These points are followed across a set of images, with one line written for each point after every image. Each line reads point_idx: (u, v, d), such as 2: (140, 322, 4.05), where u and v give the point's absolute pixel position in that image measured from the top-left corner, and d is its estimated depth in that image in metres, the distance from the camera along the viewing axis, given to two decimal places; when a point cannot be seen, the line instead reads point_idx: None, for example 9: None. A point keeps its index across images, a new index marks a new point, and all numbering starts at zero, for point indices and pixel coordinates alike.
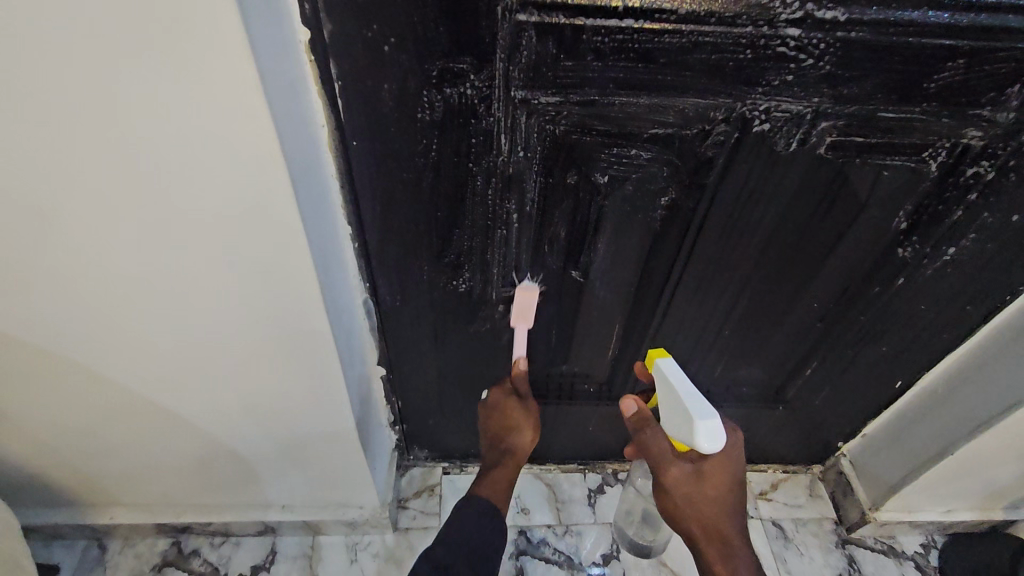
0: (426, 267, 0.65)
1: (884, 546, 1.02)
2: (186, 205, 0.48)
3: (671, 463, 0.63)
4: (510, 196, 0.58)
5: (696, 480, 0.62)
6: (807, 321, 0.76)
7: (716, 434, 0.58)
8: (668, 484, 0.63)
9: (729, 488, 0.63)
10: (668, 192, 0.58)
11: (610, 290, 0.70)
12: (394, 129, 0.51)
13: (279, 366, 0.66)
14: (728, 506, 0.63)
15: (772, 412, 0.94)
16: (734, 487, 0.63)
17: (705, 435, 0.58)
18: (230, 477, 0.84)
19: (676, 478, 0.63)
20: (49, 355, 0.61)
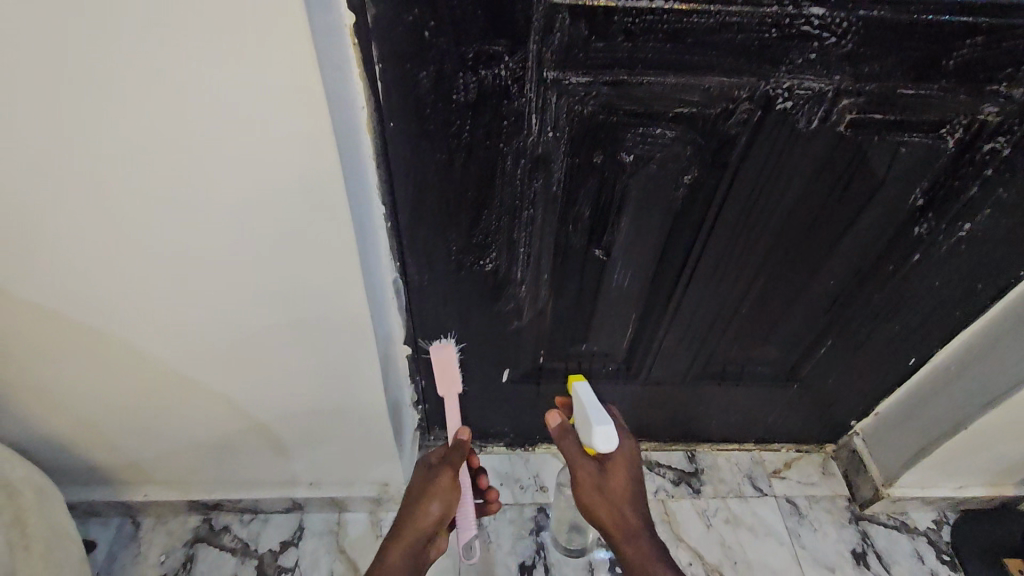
0: (455, 247, 0.67)
1: (896, 521, 1.04)
2: (234, 183, 0.50)
3: (581, 464, 0.67)
4: (538, 176, 0.60)
5: (604, 477, 0.67)
6: (823, 299, 0.78)
7: (613, 437, 0.64)
8: (579, 483, 0.67)
9: (631, 484, 0.68)
10: (690, 171, 0.60)
11: (631, 269, 0.72)
12: (430, 110, 0.53)
13: (313, 342, 0.68)
14: (633, 500, 0.68)
15: (786, 391, 0.96)
16: (634, 483, 0.69)
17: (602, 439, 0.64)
18: (261, 454, 0.87)
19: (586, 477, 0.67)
20: (96, 331, 0.64)
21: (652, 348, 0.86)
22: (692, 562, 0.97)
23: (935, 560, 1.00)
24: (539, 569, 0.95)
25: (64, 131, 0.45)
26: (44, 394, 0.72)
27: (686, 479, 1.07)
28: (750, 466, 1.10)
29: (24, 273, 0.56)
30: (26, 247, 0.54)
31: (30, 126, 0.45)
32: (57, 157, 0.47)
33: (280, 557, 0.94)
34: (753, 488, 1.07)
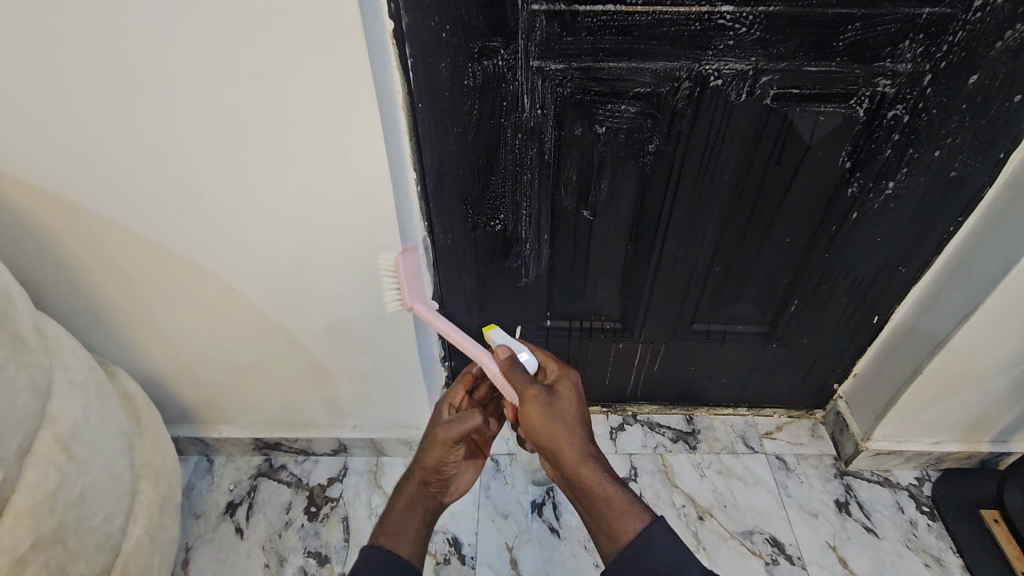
0: (470, 209, 0.85)
1: (879, 478, 1.13)
2: (305, 147, 0.69)
3: (528, 394, 0.72)
4: (532, 146, 0.77)
5: (550, 405, 0.72)
6: (783, 257, 0.91)
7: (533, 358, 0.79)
8: (528, 410, 0.72)
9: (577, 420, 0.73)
10: (653, 140, 0.76)
11: (615, 228, 0.88)
12: (447, 93, 0.71)
13: (358, 286, 0.86)
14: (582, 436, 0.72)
15: (767, 350, 1.08)
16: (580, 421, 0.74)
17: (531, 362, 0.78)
18: (315, 394, 1.05)
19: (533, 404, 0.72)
20: (199, 273, 0.84)
21: (640, 307, 1.00)
22: (685, 504, 1.09)
23: (914, 511, 1.08)
24: (547, 505, 1.09)
25: (193, 110, 0.65)
26: (155, 330, 0.93)
27: (683, 437, 1.20)
28: (744, 428, 1.21)
29: (154, 222, 0.77)
30: (159, 201, 0.75)
31: (172, 106, 0.65)
32: (186, 129, 0.67)
33: (327, 490, 1.11)
34: (745, 446, 1.18)
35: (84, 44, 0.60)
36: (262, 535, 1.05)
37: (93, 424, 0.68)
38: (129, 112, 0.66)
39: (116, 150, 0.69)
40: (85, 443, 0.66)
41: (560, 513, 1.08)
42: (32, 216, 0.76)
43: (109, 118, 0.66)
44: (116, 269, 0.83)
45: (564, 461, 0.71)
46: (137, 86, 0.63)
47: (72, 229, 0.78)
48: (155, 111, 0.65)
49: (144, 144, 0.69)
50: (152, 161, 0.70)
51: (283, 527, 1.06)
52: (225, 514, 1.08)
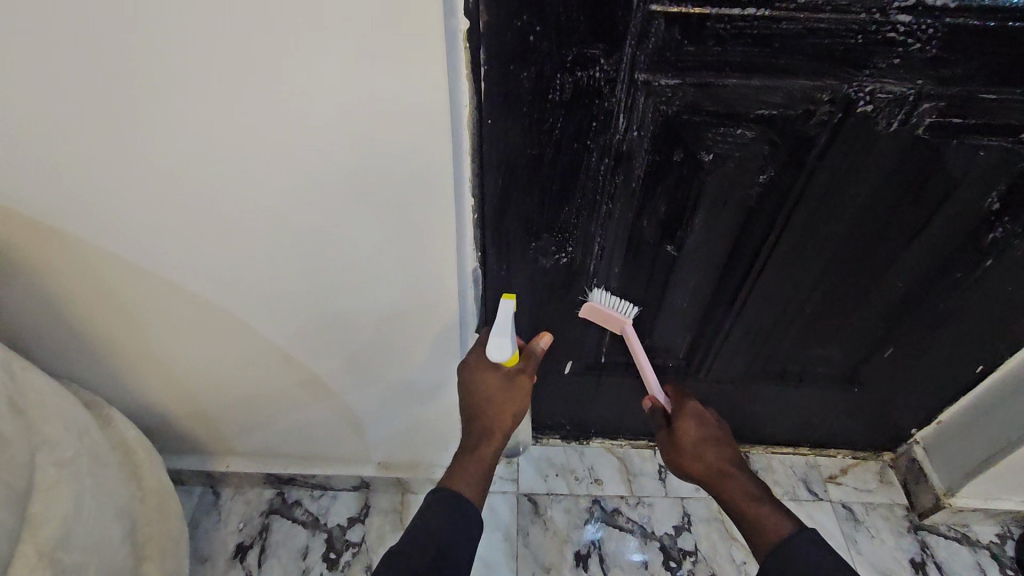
0: (533, 241, 0.71)
1: (957, 533, 1.03)
2: (353, 170, 0.56)
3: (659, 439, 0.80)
4: (619, 173, 0.64)
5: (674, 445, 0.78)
6: (889, 301, 0.79)
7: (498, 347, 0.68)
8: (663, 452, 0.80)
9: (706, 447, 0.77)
10: (766, 171, 0.63)
11: (699, 265, 0.75)
12: (526, 109, 0.57)
13: (399, 321, 0.74)
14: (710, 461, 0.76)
15: (845, 394, 0.97)
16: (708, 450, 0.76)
17: (495, 348, 0.68)
18: (337, 430, 0.93)
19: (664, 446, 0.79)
20: (212, 306, 0.72)
21: (713, 346, 0.88)
22: (746, 560, 0.98)
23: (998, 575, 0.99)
24: (593, 558, 0.98)
25: (216, 126, 0.52)
26: (159, 363, 0.81)
27: None
28: (805, 470, 1.10)
29: (159, 249, 0.64)
30: (163, 225, 0.61)
31: (189, 117, 0.52)
32: (207, 148, 0.54)
33: (347, 532, 1.00)
34: (807, 492, 1.07)
35: (78, 44, 0.47)
36: None
37: (85, 514, 0.59)
38: (133, 126, 0.52)
39: (114, 171, 0.56)
40: (73, 540, 0.57)
41: (607, 568, 0.98)
42: (8, 245, 0.63)
43: (106, 134, 0.53)
44: (112, 300, 0.70)
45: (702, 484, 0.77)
46: (144, 95, 0.50)
47: (57, 259, 0.65)
48: (168, 126, 0.52)
49: (151, 165, 0.55)
50: (160, 185, 0.57)
51: None
52: (235, 559, 0.97)
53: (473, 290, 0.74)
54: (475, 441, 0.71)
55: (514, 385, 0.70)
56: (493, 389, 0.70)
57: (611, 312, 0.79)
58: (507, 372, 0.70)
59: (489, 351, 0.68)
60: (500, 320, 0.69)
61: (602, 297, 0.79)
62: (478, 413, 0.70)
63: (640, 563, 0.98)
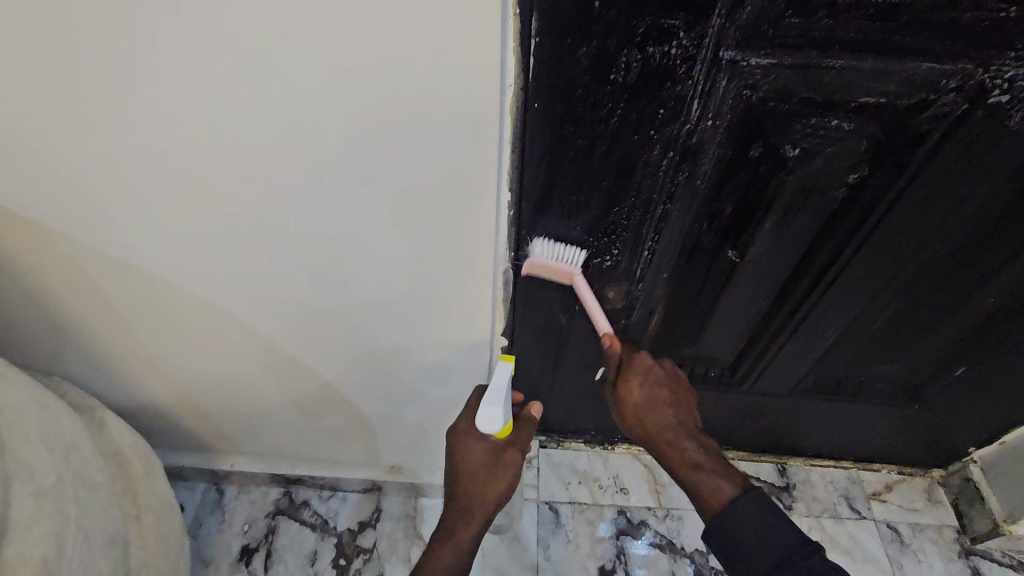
0: (574, 244, 0.62)
1: (1011, 560, 0.95)
2: (373, 159, 0.47)
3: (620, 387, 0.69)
4: (683, 168, 0.54)
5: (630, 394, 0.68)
6: (975, 318, 0.69)
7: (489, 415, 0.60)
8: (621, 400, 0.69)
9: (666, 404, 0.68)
10: (859, 170, 0.53)
11: (762, 273, 0.66)
12: (581, 91, 0.47)
13: (420, 325, 0.66)
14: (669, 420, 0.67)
15: (903, 411, 0.88)
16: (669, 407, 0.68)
17: (484, 419, 0.60)
18: (348, 432, 0.87)
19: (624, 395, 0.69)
20: (213, 304, 0.64)
21: (764, 358, 0.79)
22: None
23: None
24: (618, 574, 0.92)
25: (214, 102, 0.44)
26: (156, 360, 0.74)
27: (775, 493, 1.01)
28: (847, 485, 1.03)
29: (151, 242, 0.56)
30: (155, 215, 0.54)
31: (178, 91, 0.43)
32: (204, 129, 0.46)
33: (358, 537, 0.94)
34: (849, 510, 1.00)
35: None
36: None
37: (68, 555, 0.51)
38: (116, 101, 0.44)
39: (99, 151, 0.48)
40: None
41: None
42: None
43: (88, 107, 0.45)
44: (102, 293, 0.63)
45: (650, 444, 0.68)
46: (130, 62, 0.41)
47: (40, 246, 0.57)
48: (156, 102, 0.44)
49: (142, 146, 0.47)
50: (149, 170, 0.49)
51: None
52: (241, 562, 0.91)
53: (502, 298, 0.65)
54: (452, 527, 0.62)
55: (500, 463, 0.62)
56: (476, 468, 0.62)
57: (559, 265, 0.62)
58: (493, 450, 0.62)
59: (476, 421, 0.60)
60: (492, 387, 0.60)
61: (545, 247, 0.61)
62: (459, 494, 0.62)
63: None
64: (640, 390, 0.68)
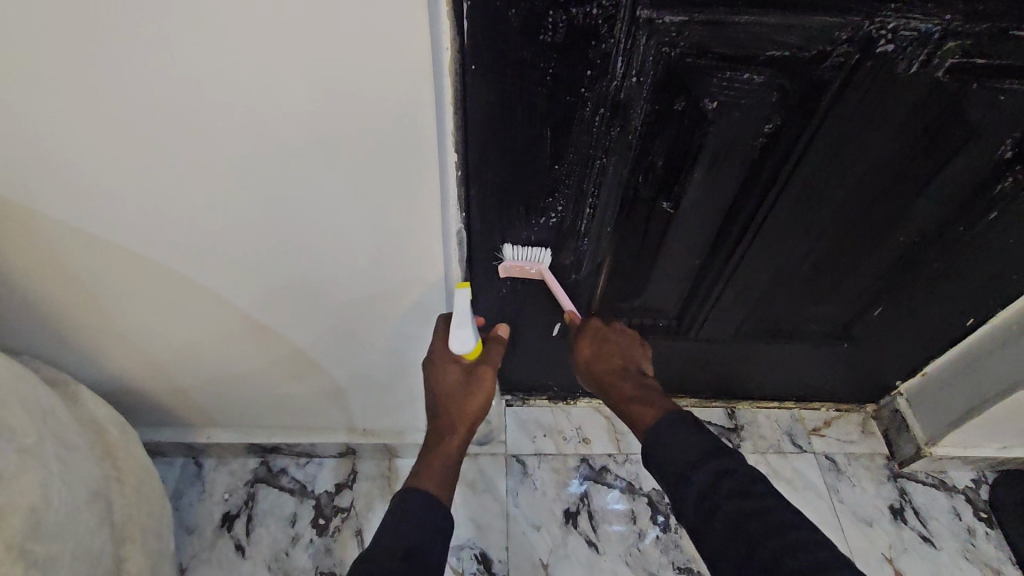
0: (520, 199, 0.66)
1: (935, 480, 1.05)
2: (323, 124, 0.50)
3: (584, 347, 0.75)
4: (615, 123, 0.58)
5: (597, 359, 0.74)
6: (888, 258, 0.76)
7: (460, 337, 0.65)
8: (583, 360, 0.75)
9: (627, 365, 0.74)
10: (773, 120, 0.59)
11: (695, 224, 0.71)
12: (515, 51, 0.51)
13: (380, 286, 0.70)
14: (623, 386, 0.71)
15: (835, 350, 0.96)
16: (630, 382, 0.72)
17: (456, 340, 0.65)
18: (320, 398, 0.90)
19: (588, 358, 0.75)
20: (178, 274, 0.67)
21: (706, 305, 0.85)
22: None
23: (972, 517, 1.02)
24: (583, 515, 0.99)
25: (165, 72, 0.46)
26: (124, 335, 0.76)
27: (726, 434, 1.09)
28: (791, 423, 1.11)
29: (112, 214, 0.58)
30: (115, 187, 0.55)
31: (126, 63, 0.45)
32: (156, 99, 0.48)
33: (335, 498, 0.98)
34: (793, 445, 1.08)
35: None
36: (267, 553, 0.92)
37: (54, 509, 0.54)
38: (65, 74, 0.45)
39: (52, 125, 0.49)
40: (43, 534, 0.52)
41: (597, 524, 0.98)
42: None
43: (37, 80, 0.46)
44: (68, 268, 0.65)
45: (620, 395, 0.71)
46: (79, 34, 0.43)
47: None
48: (107, 74, 0.46)
49: (92, 117, 0.49)
50: (102, 141, 0.51)
51: (290, 544, 0.93)
52: (222, 529, 0.94)
53: (456, 255, 0.69)
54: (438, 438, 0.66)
55: (475, 378, 0.66)
56: (451, 386, 0.66)
57: (528, 263, 0.73)
58: (465, 366, 0.67)
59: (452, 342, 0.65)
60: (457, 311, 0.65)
61: (515, 251, 0.72)
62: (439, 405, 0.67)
63: (629, 517, 0.99)
64: (591, 350, 0.74)
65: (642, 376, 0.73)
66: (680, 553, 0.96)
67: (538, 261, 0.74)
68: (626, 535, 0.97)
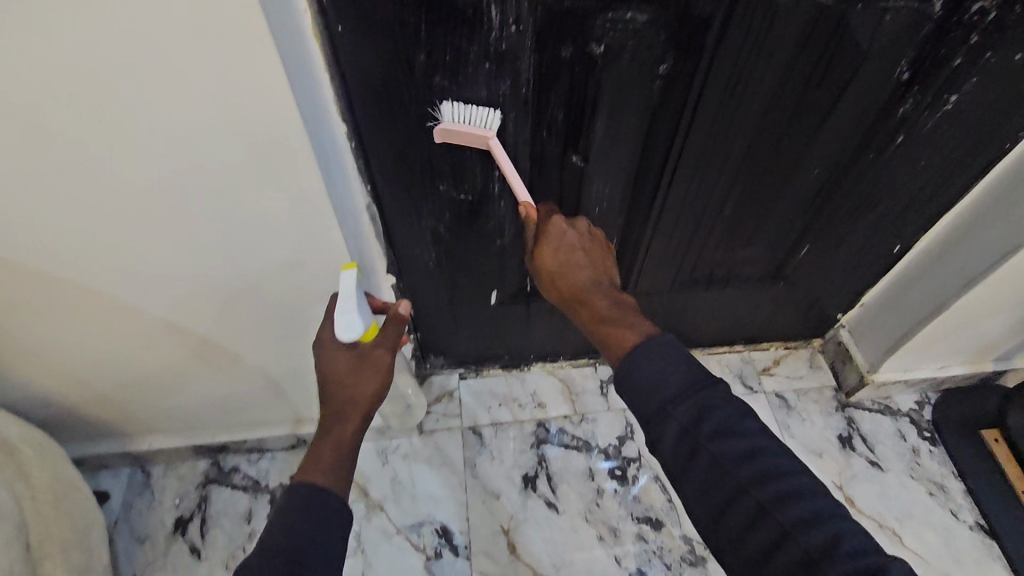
0: (422, 166, 0.64)
1: (880, 406, 1.08)
2: (177, 105, 0.47)
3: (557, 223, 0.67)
4: (503, 78, 0.56)
5: (572, 251, 0.66)
6: (807, 192, 0.76)
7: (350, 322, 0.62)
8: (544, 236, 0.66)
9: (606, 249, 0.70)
10: (666, 60, 0.57)
11: (609, 176, 0.70)
12: (379, 10, 0.49)
13: (291, 272, 0.67)
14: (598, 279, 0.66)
15: (772, 289, 0.97)
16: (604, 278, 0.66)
17: (341, 326, 0.62)
18: (258, 392, 0.88)
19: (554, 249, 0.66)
20: (69, 284, 0.63)
21: (637, 258, 0.85)
22: None
23: (916, 438, 1.05)
24: (541, 478, 0.99)
25: None
26: (31, 353, 0.72)
27: None
28: (740, 365, 1.13)
29: None
30: None
31: None
32: None
33: None
34: (743, 386, 1.10)
35: None
36: (223, 552, 0.91)
37: None
38: None
39: None
40: None
41: (555, 486, 0.99)
42: None
43: None
44: None
45: (585, 307, 0.64)
46: None
47: None
48: None
49: None
50: None
51: (247, 540, 0.93)
52: (176, 534, 0.93)
53: (372, 227, 0.70)
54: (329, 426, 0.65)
55: (364, 364, 0.64)
56: (341, 371, 0.64)
57: (472, 130, 0.58)
58: (356, 348, 0.64)
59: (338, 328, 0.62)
60: (343, 295, 0.62)
61: (452, 110, 0.57)
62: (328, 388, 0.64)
63: (586, 476, 1.00)
64: (554, 257, 0.66)
65: (609, 286, 0.66)
66: (638, 505, 0.97)
67: (484, 126, 0.59)
68: (584, 492, 0.98)
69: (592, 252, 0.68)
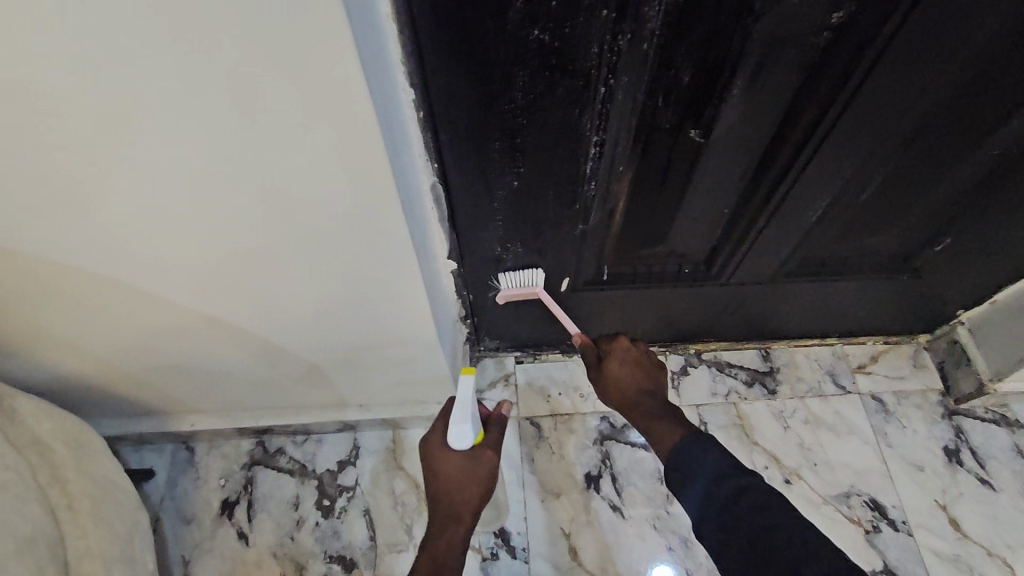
0: (502, 143, 0.52)
1: (995, 415, 0.95)
2: (205, 64, 0.36)
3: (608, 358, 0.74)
4: (623, 31, 0.42)
5: (615, 365, 0.73)
6: (973, 174, 0.61)
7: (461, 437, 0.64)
8: (605, 388, 0.74)
9: (649, 364, 0.74)
10: (844, 5, 0.42)
11: (730, 154, 0.56)
12: None
13: (342, 263, 0.57)
14: (639, 389, 0.71)
15: (890, 283, 0.83)
16: (641, 383, 0.72)
17: (454, 437, 0.64)
18: (304, 379, 0.81)
19: (608, 375, 0.73)
20: (92, 272, 0.55)
21: (741, 247, 0.72)
22: (768, 466, 0.91)
23: None
24: (605, 479, 0.91)
25: None
26: (58, 339, 0.66)
27: (760, 379, 0.98)
28: (832, 360, 1.00)
29: None
30: None
31: None
32: None
33: (338, 477, 0.91)
34: (835, 385, 0.98)
35: None
36: (271, 539, 0.87)
37: None
38: None
39: None
40: None
41: (621, 487, 0.90)
42: None
43: None
44: None
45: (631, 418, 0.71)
46: None
47: None
48: None
49: None
50: None
51: (295, 528, 0.88)
52: (223, 517, 0.89)
53: (435, 211, 0.59)
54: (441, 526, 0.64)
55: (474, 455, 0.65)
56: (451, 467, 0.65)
57: (523, 288, 0.75)
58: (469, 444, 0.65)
59: (450, 437, 0.65)
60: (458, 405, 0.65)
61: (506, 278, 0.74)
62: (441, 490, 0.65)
63: (655, 478, 0.91)
64: (610, 370, 0.73)
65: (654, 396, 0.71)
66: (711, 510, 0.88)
67: (532, 282, 0.74)
68: (652, 496, 0.90)
69: (632, 365, 0.74)
